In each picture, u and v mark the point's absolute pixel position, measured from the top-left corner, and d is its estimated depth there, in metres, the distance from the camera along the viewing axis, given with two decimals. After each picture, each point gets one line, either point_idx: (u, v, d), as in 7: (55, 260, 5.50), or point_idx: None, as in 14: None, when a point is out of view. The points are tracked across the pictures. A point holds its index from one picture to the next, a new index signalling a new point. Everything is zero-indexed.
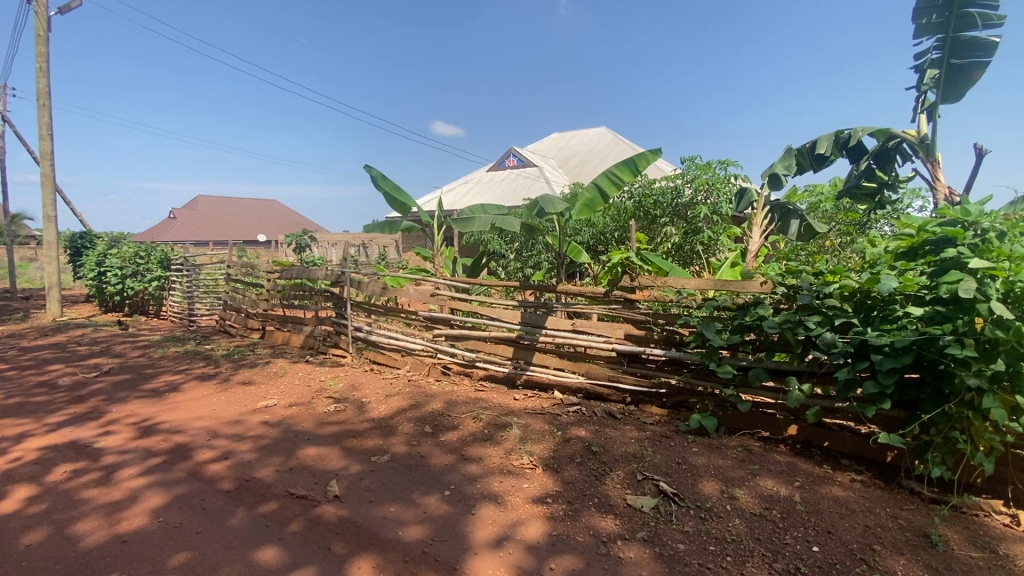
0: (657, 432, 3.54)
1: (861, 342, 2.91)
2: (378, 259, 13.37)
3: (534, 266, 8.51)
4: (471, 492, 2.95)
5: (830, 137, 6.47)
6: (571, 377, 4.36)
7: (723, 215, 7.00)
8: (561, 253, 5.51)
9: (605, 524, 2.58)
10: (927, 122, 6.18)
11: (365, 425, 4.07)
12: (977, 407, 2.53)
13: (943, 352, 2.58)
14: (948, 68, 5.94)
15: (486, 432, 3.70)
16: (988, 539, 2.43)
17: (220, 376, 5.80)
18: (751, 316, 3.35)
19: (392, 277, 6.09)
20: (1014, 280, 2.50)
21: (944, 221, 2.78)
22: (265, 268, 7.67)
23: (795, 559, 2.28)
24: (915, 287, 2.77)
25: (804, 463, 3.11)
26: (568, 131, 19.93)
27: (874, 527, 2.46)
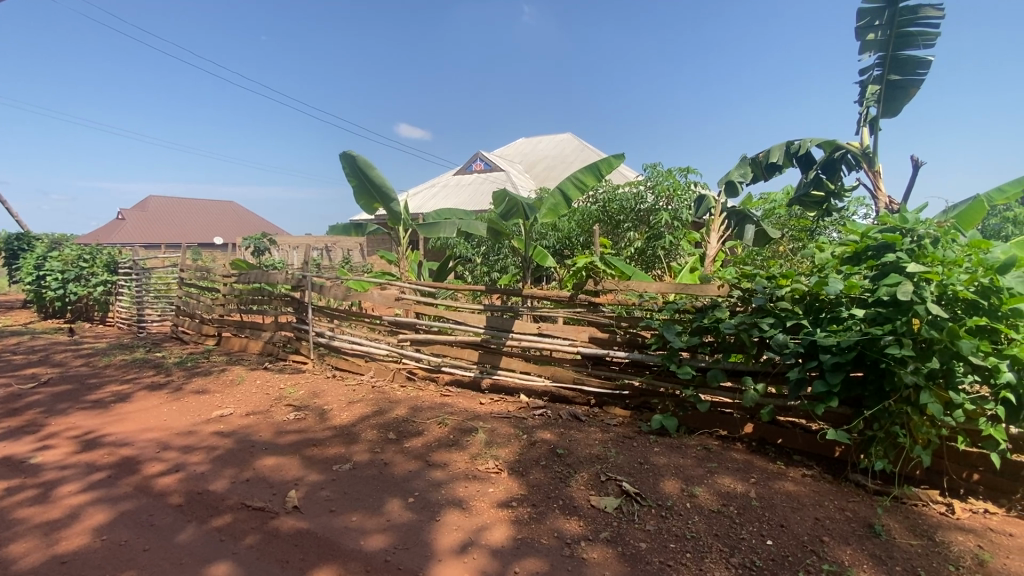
0: (620, 433, 3.61)
1: (811, 343, 3.06)
2: (342, 263, 13.11)
3: (501, 269, 8.55)
4: (435, 498, 2.92)
5: (781, 147, 6.77)
6: (536, 381, 4.39)
7: (684, 221, 7.22)
8: (527, 257, 5.53)
9: (569, 525, 2.60)
10: (870, 134, 6.53)
11: (325, 433, 3.97)
12: (915, 403, 2.70)
13: (884, 352, 2.73)
14: (887, 84, 6.33)
15: (451, 437, 3.66)
16: (926, 527, 2.58)
17: (172, 385, 5.53)
18: (709, 318, 3.47)
19: (355, 281, 5.97)
20: (946, 283, 2.66)
21: (884, 228, 2.95)
22: (221, 272, 7.38)
23: (751, 554, 2.36)
24: (859, 290, 2.93)
25: (760, 460, 3.23)
26: (534, 137, 20.15)
27: (823, 519, 2.58)
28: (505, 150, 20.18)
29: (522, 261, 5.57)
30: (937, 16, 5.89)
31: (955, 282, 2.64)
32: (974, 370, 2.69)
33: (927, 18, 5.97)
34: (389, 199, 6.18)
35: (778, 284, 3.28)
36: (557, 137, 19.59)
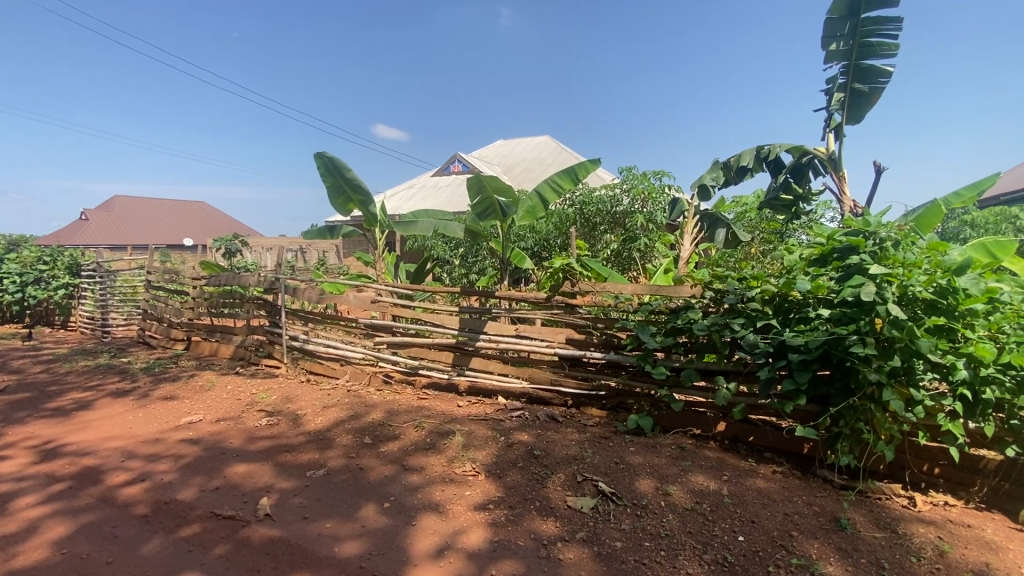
0: (597, 433, 3.64)
1: (780, 343, 3.14)
2: (317, 265, 12.91)
3: (479, 271, 8.52)
4: (412, 503, 2.89)
5: (751, 151, 6.95)
6: (514, 383, 4.40)
7: (658, 223, 7.35)
8: (504, 258, 5.52)
9: (545, 527, 2.61)
10: (835, 140, 6.75)
11: (299, 438, 3.90)
12: (877, 400, 2.80)
13: (848, 351, 2.83)
14: (850, 92, 6.56)
15: (428, 441, 3.63)
16: (890, 520, 2.67)
17: (138, 391, 5.35)
18: (682, 319, 3.53)
19: (330, 283, 5.88)
20: (906, 284, 2.76)
21: (849, 231, 3.05)
22: (190, 275, 7.18)
23: (723, 550, 2.41)
24: (825, 291, 3.03)
25: (732, 458, 3.30)
26: (512, 139, 20.21)
27: (792, 514, 2.65)
28: (483, 152, 20.18)
29: (499, 262, 5.57)
30: (897, 28, 6.12)
31: (914, 283, 2.74)
32: (934, 367, 2.79)
33: (888, 29, 6.19)
34: (367, 201, 6.11)
35: (749, 285, 3.36)
36: (535, 140, 19.68)
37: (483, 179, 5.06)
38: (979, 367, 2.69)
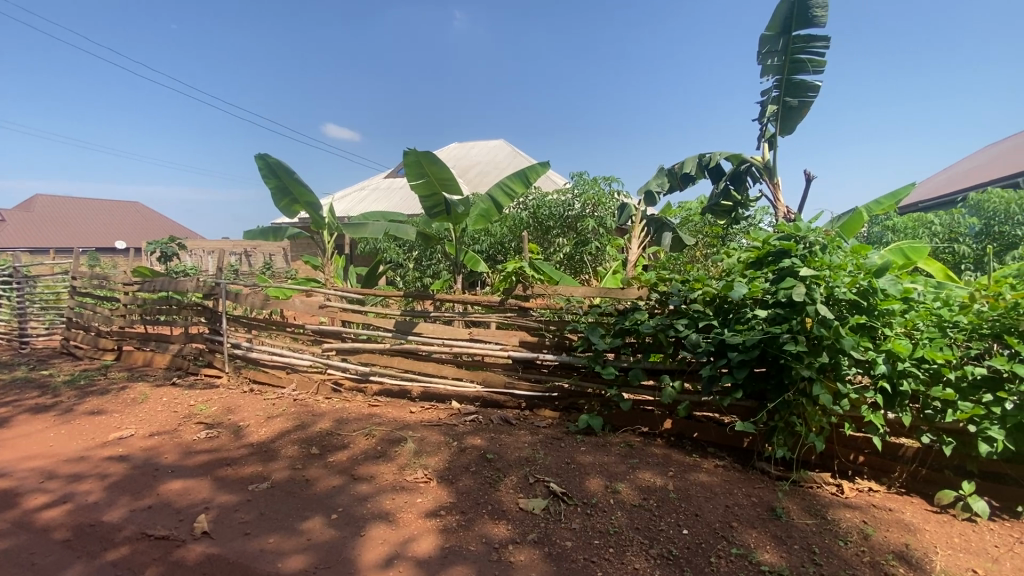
0: (549, 434, 3.68)
1: (720, 342, 3.30)
2: (263, 268, 12.40)
3: (433, 275, 8.43)
4: (360, 513, 2.82)
5: (694, 159, 7.25)
6: (467, 387, 4.38)
7: (609, 227, 7.60)
8: (457, 262, 5.47)
9: (497, 530, 2.62)
10: (769, 149, 7.14)
11: (241, 451, 3.72)
12: (808, 394, 2.98)
13: (782, 349, 3.00)
14: (783, 105, 6.97)
15: (378, 449, 3.55)
16: (820, 506, 2.84)
17: (60, 406, 4.95)
18: (629, 320, 3.65)
19: (276, 289, 5.66)
20: (832, 285, 2.96)
21: (782, 236, 3.22)
22: (120, 280, 6.72)
23: (668, 544, 2.49)
24: (760, 292, 3.20)
25: (677, 454, 3.42)
26: (467, 142, 20.20)
27: (732, 506, 2.78)
28: (437, 154, 20.03)
29: (452, 264, 5.52)
30: (823, 46, 6.56)
31: (840, 284, 2.93)
32: (857, 362, 2.99)
33: (815, 47, 6.62)
34: (312, 202, 5.91)
35: (692, 287, 3.50)
36: (489, 144, 19.73)
37: (423, 161, 4.90)
38: (897, 361, 2.89)
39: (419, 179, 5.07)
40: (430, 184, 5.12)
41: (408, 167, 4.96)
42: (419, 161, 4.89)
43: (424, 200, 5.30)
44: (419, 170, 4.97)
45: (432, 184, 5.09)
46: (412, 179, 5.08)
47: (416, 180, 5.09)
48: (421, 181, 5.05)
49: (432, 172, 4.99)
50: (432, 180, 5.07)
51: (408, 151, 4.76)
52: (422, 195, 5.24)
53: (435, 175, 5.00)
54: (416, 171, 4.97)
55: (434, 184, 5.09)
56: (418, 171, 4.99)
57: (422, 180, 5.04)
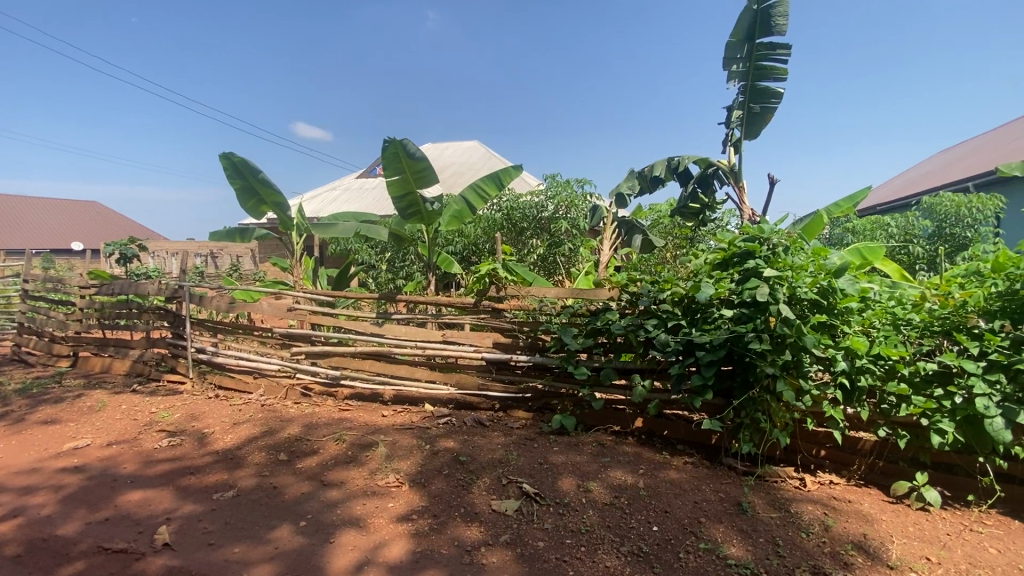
0: (522, 435, 3.69)
1: (688, 341, 3.38)
2: (230, 270, 12.05)
3: (406, 276, 8.34)
4: (330, 519, 2.77)
5: (663, 162, 7.40)
6: (440, 389, 4.35)
7: (582, 229, 7.68)
8: (430, 263, 5.43)
9: (469, 533, 2.61)
10: (735, 153, 7.33)
11: (205, 459, 3.61)
12: (772, 391, 3.08)
13: (747, 347, 3.08)
14: (748, 110, 7.18)
15: (349, 454, 3.50)
16: (783, 500, 2.94)
17: (9, 416, 4.70)
18: (601, 320, 3.69)
19: (242, 291, 5.51)
20: (794, 285, 3.06)
21: (746, 237, 3.32)
22: (76, 283, 6.43)
23: (638, 541, 2.53)
24: (726, 293, 3.29)
25: (648, 452, 3.47)
26: (441, 143, 20.11)
27: (700, 501, 2.84)
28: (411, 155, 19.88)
29: (425, 265, 5.47)
30: (785, 54, 6.78)
31: (801, 284, 3.04)
32: (818, 360, 3.10)
33: (778, 55, 6.84)
34: (281, 203, 5.80)
35: (661, 288, 3.57)
36: (463, 144, 19.67)
37: (401, 154, 4.86)
38: (855, 358, 3.01)
39: (395, 175, 5.00)
40: (404, 182, 5.05)
41: (385, 160, 4.90)
42: (398, 153, 4.85)
43: (397, 201, 5.20)
44: (396, 164, 4.92)
45: (407, 182, 5.03)
46: (388, 175, 5.00)
47: (392, 176, 5.01)
48: (397, 177, 4.97)
49: (409, 168, 4.95)
50: (407, 178, 5.02)
51: (388, 140, 4.72)
52: (396, 195, 5.15)
53: (412, 170, 4.96)
54: (394, 164, 4.92)
55: (410, 181, 5.03)
56: (395, 166, 4.93)
57: (399, 176, 4.98)
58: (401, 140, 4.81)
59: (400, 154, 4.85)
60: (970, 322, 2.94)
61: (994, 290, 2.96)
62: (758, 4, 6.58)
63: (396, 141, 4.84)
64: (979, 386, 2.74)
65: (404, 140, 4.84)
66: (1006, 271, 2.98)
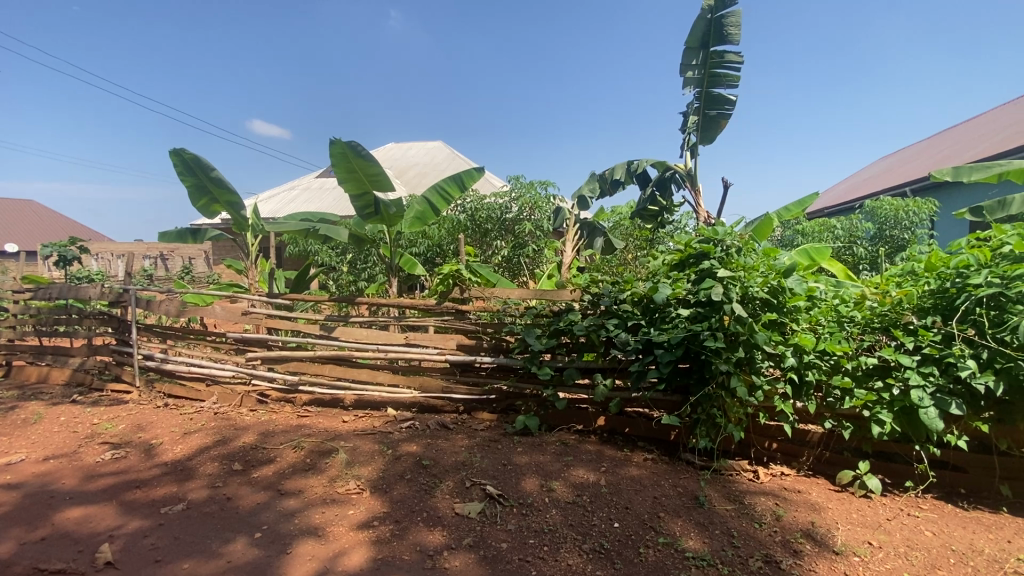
0: (486, 437, 3.68)
1: (647, 340, 3.46)
2: (182, 272, 11.52)
3: (368, 279, 8.18)
4: (287, 530, 2.69)
5: (623, 166, 7.56)
6: (403, 393, 4.30)
7: (545, 230, 7.76)
8: (393, 265, 5.33)
9: (432, 537, 2.58)
10: (692, 157, 7.56)
11: (153, 471, 3.44)
12: (726, 387, 3.19)
13: (703, 345, 3.18)
14: (703, 116, 7.44)
15: (307, 461, 3.40)
16: (738, 493, 3.04)
17: None
18: (563, 321, 3.74)
19: (194, 295, 5.28)
20: (746, 285, 3.18)
21: (702, 239, 3.43)
22: (9, 288, 6.01)
23: (600, 538, 2.58)
24: (683, 293, 3.38)
25: (610, 450, 3.53)
26: (405, 143, 19.89)
27: (660, 497, 2.91)
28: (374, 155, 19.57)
29: (386, 267, 5.37)
30: (737, 62, 7.04)
31: (753, 284, 3.16)
32: (769, 356, 3.22)
33: (731, 63, 7.09)
34: (234, 202, 5.55)
35: (621, 288, 3.65)
36: (427, 145, 19.50)
37: (348, 154, 4.74)
38: (803, 354, 3.15)
39: (347, 175, 4.92)
40: (359, 181, 4.97)
41: (335, 160, 4.81)
42: (346, 154, 4.75)
43: (355, 200, 5.16)
44: (347, 164, 4.82)
45: (361, 181, 4.95)
46: (340, 175, 4.93)
47: (344, 176, 4.94)
48: (350, 177, 4.91)
49: (360, 168, 4.86)
50: (361, 177, 4.93)
51: (331, 141, 4.60)
52: (353, 194, 5.09)
53: (363, 170, 4.87)
54: (344, 165, 4.83)
55: (363, 181, 4.95)
56: (346, 166, 4.85)
57: (351, 176, 4.89)
58: (348, 140, 4.68)
59: (348, 155, 4.74)
60: (906, 319, 3.13)
61: (927, 288, 3.15)
62: (712, 14, 6.82)
63: (343, 141, 4.70)
64: (914, 378, 2.91)
65: (351, 140, 4.70)
66: (937, 271, 3.18)
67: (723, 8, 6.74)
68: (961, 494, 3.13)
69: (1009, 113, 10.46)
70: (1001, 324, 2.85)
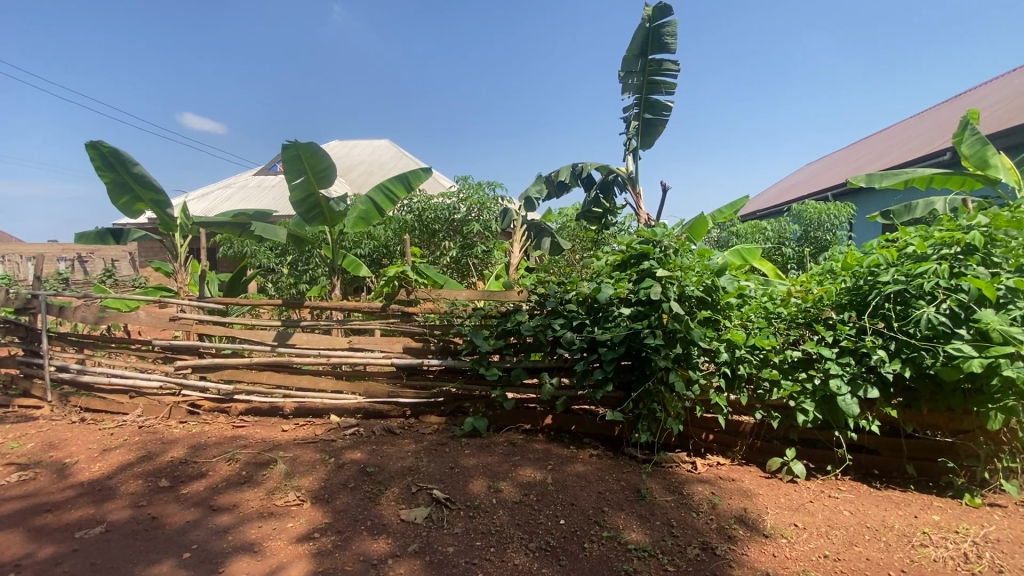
0: (433, 440, 3.64)
1: (592, 339, 3.54)
2: (102, 275, 10.66)
3: (310, 280, 7.88)
4: (220, 547, 2.55)
5: (568, 168, 7.71)
6: (347, 399, 4.18)
7: (493, 231, 7.77)
8: (336, 266, 5.15)
9: (376, 546, 2.52)
10: (633, 161, 7.80)
11: (66, 493, 3.16)
12: (666, 382, 3.31)
13: (644, 343, 3.30)
14: (643, 122, 7.70)
15: (243, 474, 3.24)
16: (678, 483, 3.17)
17: None
18: (511, 322, 3.76)
19: (114, 301, 4.90)
20: (684, 285, 3.32)
21: (642, 240, 3.54)
22: None
23: (546, 536, 2.61)
24: (625, 293, 3.49)
25: (557, 448, 3.59)
26: (350, 141, 19.36)
27: (604, 492, 2.99)
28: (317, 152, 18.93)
29: (329, 268, 5.17)
30: (675, 71, 7.33)
31: (689, 283, 3.30)
32: (705, 352, 3.38)
33: (669, 71, 7.37)
34: (161, 201, 5.21)
35: (566, 289, 3.72)
36: (374, 143, 19.10)
37: (302, 155, 4.57)
38: (735, 349, 3.33)
39: (298, 178, 4.73)
40: (308, 184, 4.79)
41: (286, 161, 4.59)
42: (300, 154, 4.59)
43: (296, 204, 4.92)
44: (297, 165, 4.64)
45: (310, 183, 4.78)
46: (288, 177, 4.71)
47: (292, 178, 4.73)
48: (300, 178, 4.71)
49: (312, 169, 4.71)
50: (310, 179, 4.76)
51: (289, 142, 4.42)
52: (297, 197, 4.86)
53: (314, 171, 4.73)
54: (295, 166, 4.64)
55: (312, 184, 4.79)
56: (296, 167, 4.66)
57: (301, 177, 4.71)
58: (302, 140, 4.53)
59: (302, 155, 4.58)
60: (826, 314, 3.37)
61: (844, 286, 3.41)
62: (651, 23, 7.03)
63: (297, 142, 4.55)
64: (833, 369, 3.14)
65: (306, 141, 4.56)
66: (852, 270, 3.44)
67: (661, 18, 6.98)
68: (875, 474, 3.41)
69: (914, 125, 11.51)
70: (906, 318, 3.12)
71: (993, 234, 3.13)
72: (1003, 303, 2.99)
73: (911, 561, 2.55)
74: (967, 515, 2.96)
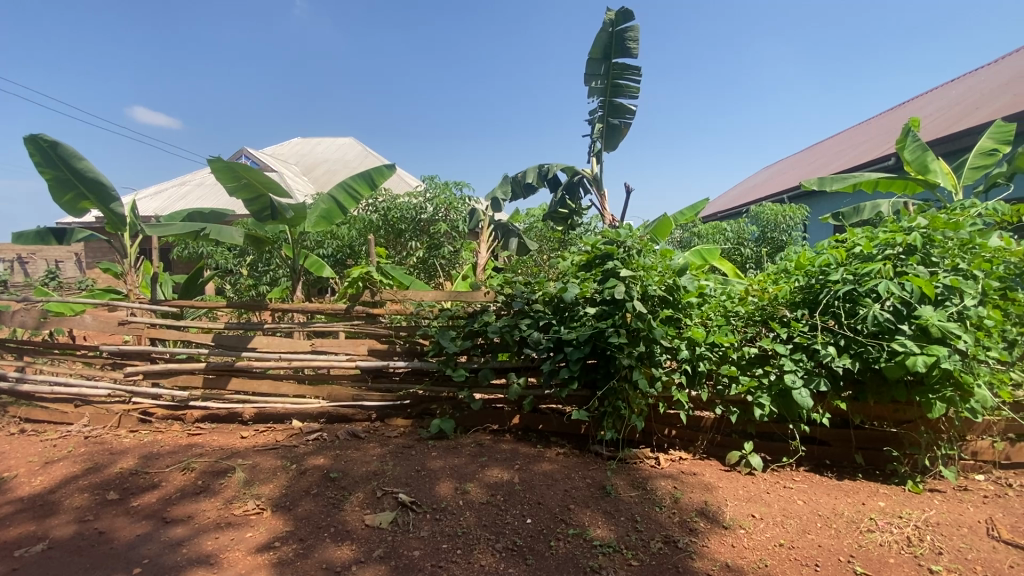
0: (399, 443, 3.60)
1: (558, 339, 3.58)
2: (45, 278, 10.05)
3: (271, 282, 7.66)
4: (174, 561, 2.45)
5: (534, 169, 7.75)
6: (310, 403, 4.08)
7: (461, 231, 7.74)
8: (298, 267, 5.02)
9: (340, 553, 2.48)
10: (598, 163, 7.91)
11: (3, 510, 2.96)
12: (630, 380, 3.38)
13: (608, 342, 3.35)
14: (607, 124, 7.83)
15: (199, 483, 3.12)
16: (642, 479, 3.24)
17: None
18: (478, 322, 3.75)
19: (57, 305, 4.64)
20: (646, 284, 3.39)
21: (606, 241, 3.60)
22: None
23: (513, 535, 2.62)
24: (590, 293, 3.53)
25: (524, 447, 3.60)
26: (313, 139, 18.92)
27: (570, 489, 3.02)
28: (278, 150, 18.41)
29: (290, 269, 5.02)
30: (637, 75, 7.47)
31: (651, 283, 3.37)
32: (667, 349, 3.47)
33: (630, 75, 7.51)
34: (107, 199, 4.90)
35: (533, 289, 3.74)
36: (338, 141, 18.70)
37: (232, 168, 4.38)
38: (695, 346, 3.42)
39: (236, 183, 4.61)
40: (252, 188, 4.66)
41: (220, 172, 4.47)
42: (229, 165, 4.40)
43: (249, 203, 4.83)
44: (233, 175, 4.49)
45: (253, 188, 4.65)
46: (225, 183, 4.64)
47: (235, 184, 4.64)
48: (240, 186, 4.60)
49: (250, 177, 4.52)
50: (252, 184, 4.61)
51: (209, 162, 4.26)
52: (248, 199, 4.80)
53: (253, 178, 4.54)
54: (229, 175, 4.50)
55: (257, 186, 4.67)
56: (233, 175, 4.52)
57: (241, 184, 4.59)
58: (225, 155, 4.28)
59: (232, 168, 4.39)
60: (780, 312, 3.50)
61: (797, 285, 3.55)
62: (614, 27, 7.14)
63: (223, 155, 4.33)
64: (787, 365, 3.26)
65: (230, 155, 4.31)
66: (805, 269, 3.59)
67: (623, 23, 7.09)
68: (827, 465, 3.57)
69: (864, 131, 12.07)
70: (853, 315, 3.27)
71: (932, 235, 3.31)
72: (942, 300, 3.16)
73: (859, 546, 2.68)
74: (910, 500, 3.14)
